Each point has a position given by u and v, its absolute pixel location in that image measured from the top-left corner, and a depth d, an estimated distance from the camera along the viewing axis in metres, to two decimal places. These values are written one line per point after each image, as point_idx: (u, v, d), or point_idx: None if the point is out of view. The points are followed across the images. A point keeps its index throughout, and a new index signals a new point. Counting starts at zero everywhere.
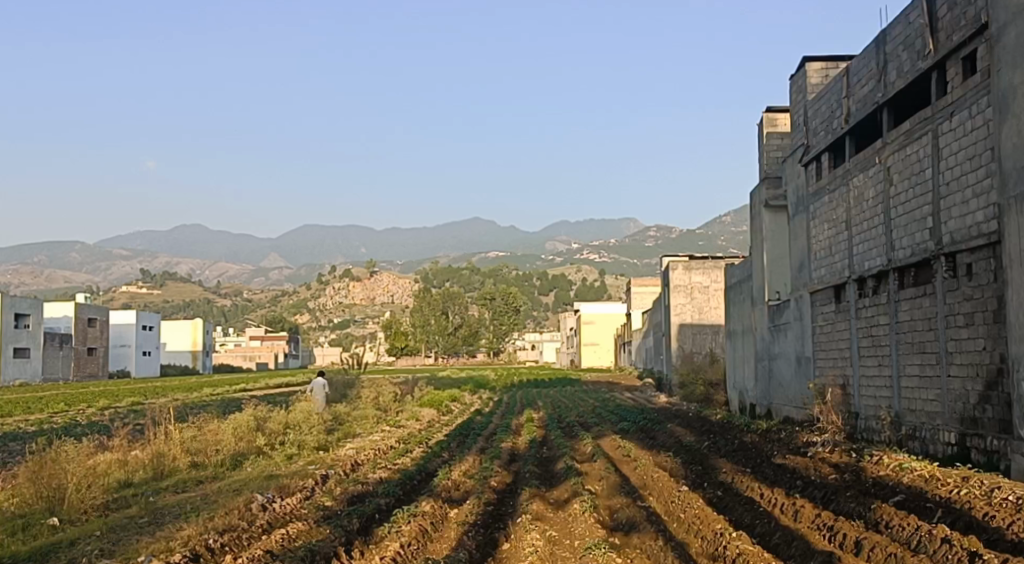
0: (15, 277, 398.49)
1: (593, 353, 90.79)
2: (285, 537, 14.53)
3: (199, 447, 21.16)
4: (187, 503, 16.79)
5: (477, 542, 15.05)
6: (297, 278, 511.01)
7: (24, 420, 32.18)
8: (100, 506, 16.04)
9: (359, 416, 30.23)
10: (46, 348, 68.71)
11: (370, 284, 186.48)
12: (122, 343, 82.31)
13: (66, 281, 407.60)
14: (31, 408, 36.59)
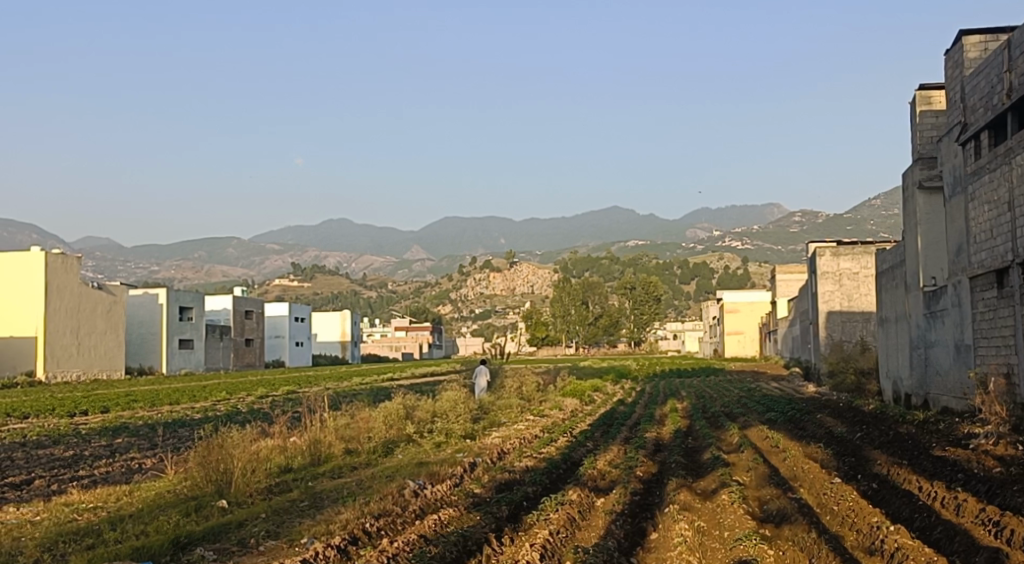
0: (175, 273, 418.62)
1: (737, 342, 89.29)
2: (438, 523, 14.92)
3: (352, 435, 21.97)
4: (344, 488, 17.43)
5: (625, 531, 15.08)
6: (438, 269, 520.78)
7: (190, 408, 33.90)
8: (263, 489, 16.84)
9: (503, 405, 30.71)
10: (207, 339, 72.19)
11: (509, 275, 187.94)
12: (277, 334, 85.65)
13: (221, 275, 426.57)
14: (195, 397, 38.50)
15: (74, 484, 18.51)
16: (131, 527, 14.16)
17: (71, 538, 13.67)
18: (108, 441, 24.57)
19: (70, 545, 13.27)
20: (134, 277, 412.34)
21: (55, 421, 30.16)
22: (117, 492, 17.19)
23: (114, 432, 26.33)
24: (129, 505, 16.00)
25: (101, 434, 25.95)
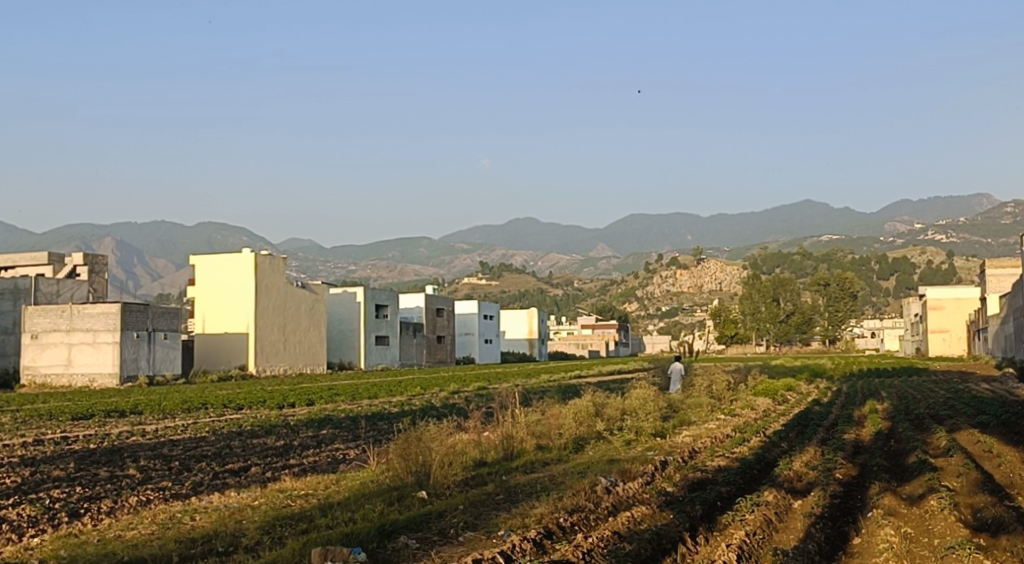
0: (370, 273, 435.03)
1: (942, 341, 84.69)
2: (631, 520, 14.90)
3: (543, 430, 22.26)
4: (538, 482, 17.65)
5: (826, 535, 14.56)
6: (623, 267, 519.37)
7: (387, 402, 35.20)
8: (460, 481, 17.33)
9: (693, 403, 30.32)
10: (402, 336, 74.72)
11: (697, 272, 184.93)
12: (467, 331, 87.64)
13: (413, 273, 440.92)
14: (392, 391, 39.91)
15: (287, 472, 19.60)
16: (340, 514, 14.87)
17: (287, 522, 14.50)
18: (315, 432, 25.86)
19: (286, 529, 14.08)
20: (332, 276, 432.52)
21: (266, 412, 31.97)
22: (325, 480, 18.09)
23: (320, 423, 27.69)
24: (336, 493, 16.80)
25: (309, 425, 27.32)
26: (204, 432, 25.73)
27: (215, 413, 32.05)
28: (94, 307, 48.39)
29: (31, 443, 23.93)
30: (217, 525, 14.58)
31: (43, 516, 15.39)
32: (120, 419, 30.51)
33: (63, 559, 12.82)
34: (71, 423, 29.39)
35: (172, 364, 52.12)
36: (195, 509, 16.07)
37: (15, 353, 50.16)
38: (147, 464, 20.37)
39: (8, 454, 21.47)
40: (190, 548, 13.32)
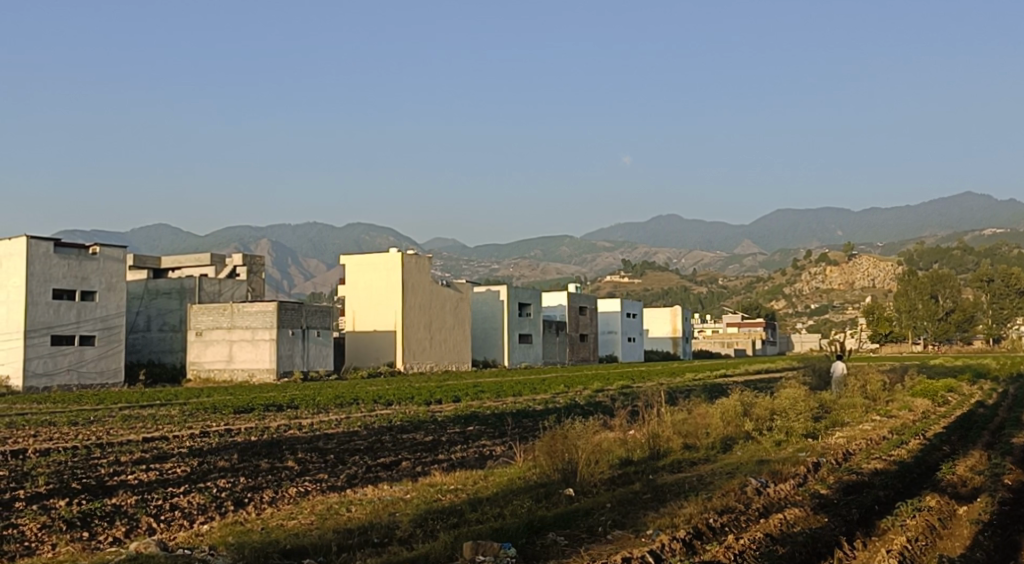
0: (512, 272, 438.36)
1: None
2: (783, 522, 14.49)
3: (689, 430, 21.90)
4: (685, 482, 17.38)
5: (995, 544, 13.82)
6: (769, 264, 507.60)
7: (532, 399, 35.37)
8: (606, 479, 17.26)
9: (845, 404, 29.29)
10: (545, 334, 75.06)
11: (848, 268, 177.87)
12: (610, 330, 87.34)
13: (555, 271, 442.83)
14: (536, 389, 40.05)
15: (437, 467, 19.96)
16: (488, 509, 15.02)
17: (438, 516, 14.73)
18: (461, 428, 26.20)
19: (437, 523, 14.31)
20: (475, 275, 439.27)
21: (414, 408, 32.67)
22: (474, 476, 18.32)
23: (466, 419, 28.05)
24: (485, 489, 17.00)
25: (456, 421, 27.74)
26: (356, 426, 26.46)
27: (366, 408, 32.91)
28: (252, 305, 50.44)
29: (197, 435, 25.12)
30: (372, 517, 14.95)
31: (211, 504, 16.14)
32: (277, 413, 31.75)
33: (231, 545, 13.41)
34: (233, 416, 30.75)
35: (325, 360, 53.85)
36: (351, 500, 16.51)
37: (181, 350, 52.65)
38: (304, 456, 21.08)
39: (178, 445, 22.62)
40: (349, 538, 13.70)
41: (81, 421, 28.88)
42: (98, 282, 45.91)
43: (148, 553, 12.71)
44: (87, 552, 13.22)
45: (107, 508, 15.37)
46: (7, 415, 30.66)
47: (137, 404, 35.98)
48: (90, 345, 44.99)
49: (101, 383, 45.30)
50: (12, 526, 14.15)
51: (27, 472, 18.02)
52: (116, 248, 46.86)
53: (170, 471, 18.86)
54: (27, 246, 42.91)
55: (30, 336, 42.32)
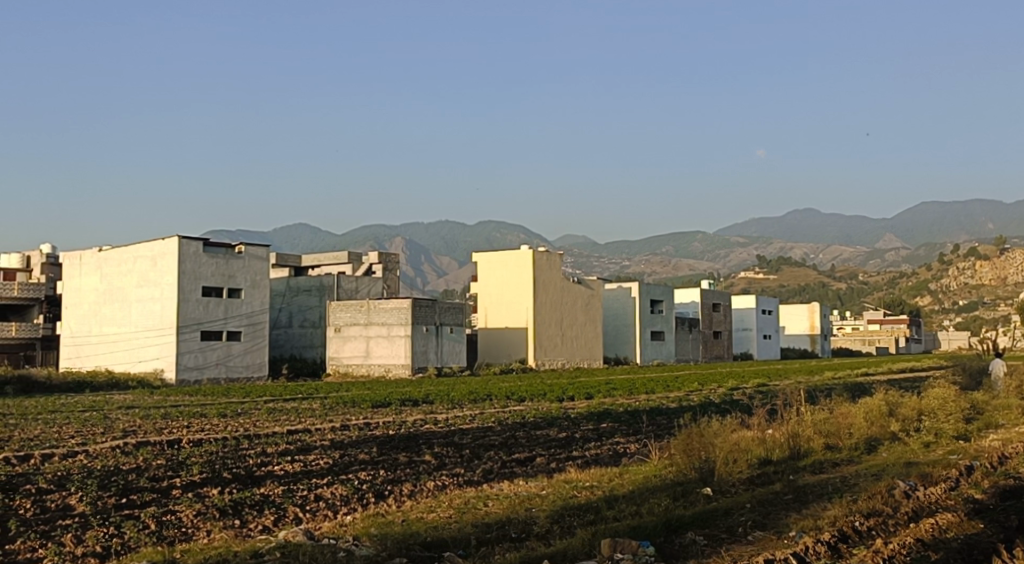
0: (643, 268, 434.49)
1: None
2: (935, 527, 13.88)
3: (831, 430, 21.24)
4: (828, 483, 16.86)
5: None
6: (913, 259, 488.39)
7: (665, 397, 34.93)
8: (745, 479, 16.88)
9: (999, 406, 27.84)
10: (678, 331, 74.20)
11: (1000, 262, 168.07)
12: (745, 327, 85.66)
13: (687, 267, 437.26)
14: (669, 387, 39.54)
15: (571, 463, 19.95)
16: (626, 506, 14.93)
17: (575, 512, 14.75)
18: (595, 426, 26.11)
19: (574, 519, 14.29)
20: (605, 272, 438.17)
21: (547, 405, 32.83)
22: (610, 473, 18.23)
23: (600, 416, 27.98)
24: (621, 486, 16.90)
25: (589, 418, 27.69)
26: (490, 422, 26.68)
27: (500, 404, 33.24)
28: (388, 302, 51.44)
29: (338, 428, 25.81)
30: (509, 512, 15.05)
31: (353, 495, 16.54)
32: (413, 408, 32.36)
33: (374, 536, 13.70)
34: (372, 410, 31.49)
35: (458, 356, 54.59)
36: (488, 495, 16.65)
37: (321, 345, 54.20)
38: (441, 450, 21.40)
39: (321, 437, 23.31)
40: (488, 532, 13.83)
41: (229, 414, 30.07)
42: (244, 280, 47.68)
43: (296, 541, 13.12)
44: (239, 538, 13.74)
45: (256, 497, 15.94)
46: (162, 406, 32.26)
47: (279, 397, 37.22)
48: (237, 341, 46.77)
49: (247, 376, 47.00)
50: (170, 513, 14.81)
51: (181, 461, 18.86)
52: (260, 247, 48.59)
53: (314, 462, 19.44)
54: (179, 245, 44.86)
55: (181, 332, 44.37)
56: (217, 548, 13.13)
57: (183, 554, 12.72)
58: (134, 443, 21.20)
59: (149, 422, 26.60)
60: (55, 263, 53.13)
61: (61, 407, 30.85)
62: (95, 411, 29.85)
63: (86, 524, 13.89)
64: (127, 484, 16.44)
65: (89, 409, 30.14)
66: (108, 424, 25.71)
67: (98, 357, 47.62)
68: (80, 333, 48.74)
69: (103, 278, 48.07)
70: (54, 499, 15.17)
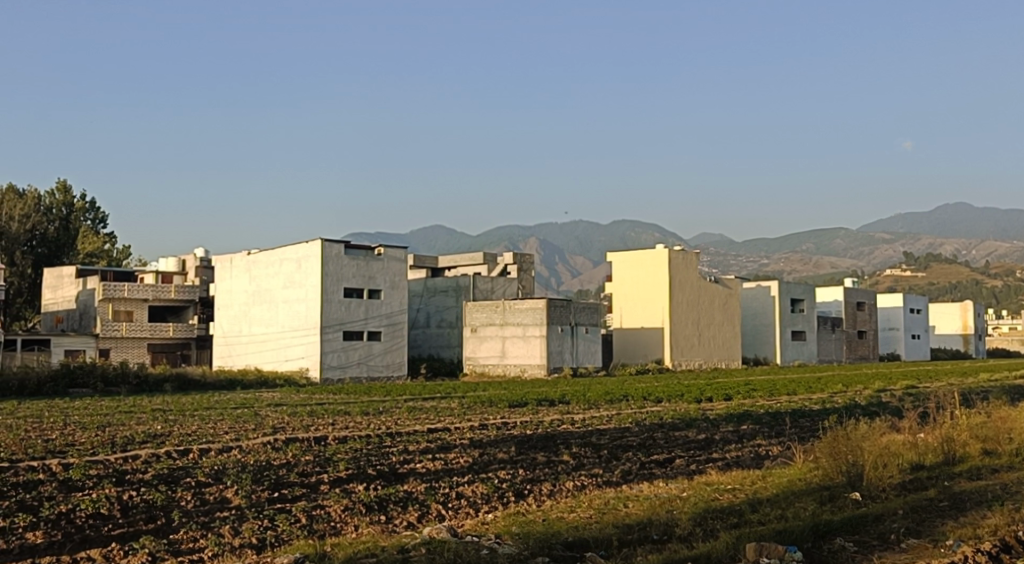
0: (781, 266, 424.63)
1: None
2: None
3: (990, 435, 20.18)
4: (988, 491, 16.06)
5: None
6: None
7: (808, 399, 33.94)
8: (897, 484, 16.22)
9: None
10: (819, 331, 72.17)
11: None
12: (892, 327, 82.67)
13: (829, 264, 424.73)
14: (812, 388, 38.42)
15: (712, 465, 19.66)
16: (771, 510, 14.60)
17: (718, 515, 14.49)
18: (735, 427, 25.61)
19: (717, 522, 14.05)
20: (742, 270, 430.18)
21: (686, 405, 32.49)
22: (752, 476, 17.87)
23: (740, 418, 27.51)
24: (765, 490, 16.53)
25: (728, 419, 27.24)
26: (627, 423, 26.61)
27: (637, 405, 32.99)
28: (523, 303, 51.69)
29: (476, 427, 26.10)
30: (651, 514, 14.90)
31: (493, 494, 16.71)
32: (549, 408, 32.48)
33: (517, 535, 13.81)
34: (509, 410, 31.77)
35: (593, 357, 54.52)
36: (628, 497, 16.54)
37: (458, 345, 55.03)
38: (579, 451, 21.41)
39: (461, 436, 23.64)
40: (628, 533, 13.74)
41: (371, 412, 30.83)
42: (384, 281, 48.76)
43: (440, 538, 13.33)
44: (385, 534, 14.07)
45: (400, 494, 16.28)
46: (307, 404, 33.36)
47: (419, 396, 37.99)
48: (377, 340, 47.96)
49: (387, 375, 48.09)
50: (319, 507, 15.29)
51: (328, 457, 19.45)
52: (398, 249, 49.61)
53: (454, 460, 19.72)
54: (322, 248, 46.24)
55: (325, 332, 45.76)
56: (365, 542, 13.46)
57: (333, 548, 13.08)
58: (283, 439, 21.98)
59: (297, 419, 27.60)
60: (208, 265, 55.65)
61: (216, 403, 32.38)
62: (247, 407, 31.14)
63: (242, 516, 14.46)
64: (278, 479, 17.05)
65: (242, 406, 31.46)
66: (258, 421, 26.78)
67: (248, 357, 49.56)
68: (231, 333, 50.87)
69: (252, 279, 49.99)
70: (213, 492, 15.86)
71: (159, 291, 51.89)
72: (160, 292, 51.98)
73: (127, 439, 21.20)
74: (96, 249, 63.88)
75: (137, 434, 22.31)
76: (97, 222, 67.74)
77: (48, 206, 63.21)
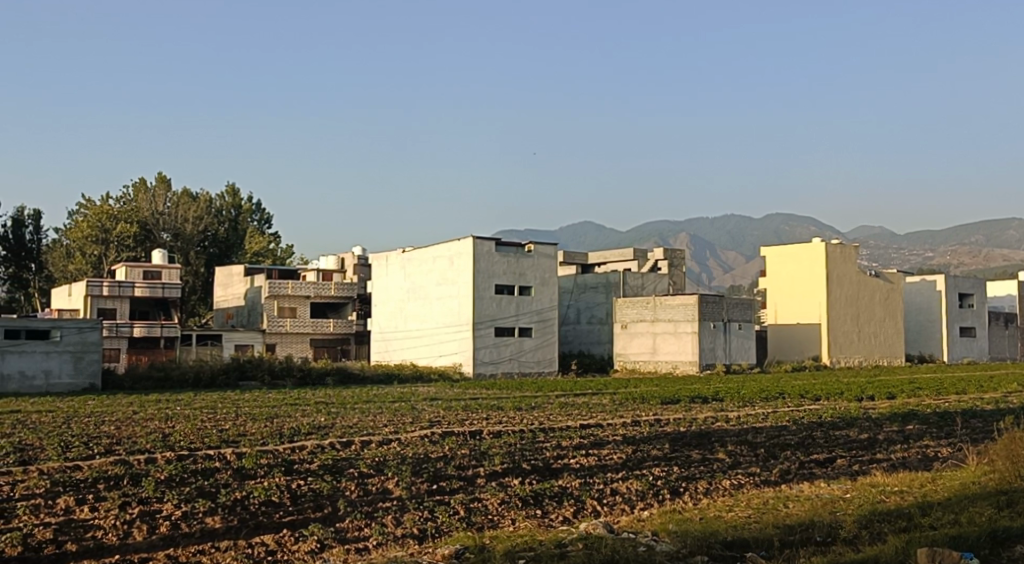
0: (947, 260, 405.21)
1: None
2: None
3: None
4: None
5: None
6: None
7: (980, 399, 32.21)
8: None
9: None
10: (991, 327, 68.58)
11: None
12: None
13: (1000, 257, 402.50)
14: (982, 387, 36.46)
15: (876, 466, 18.93)
16: (942, 515, 13.96)
17: (884, 518, 13.97)
18: (901, 427, 24.63)
19: (884, 525, 13.55)
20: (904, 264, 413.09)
21: (846, 404, 31.48)
22: (920, 478, 17.15)
23: (905, 417, 26.42)
24: (935, 492, 15.82)
25: (893, 419, 26.21)
26: (785, 421, 26.02)
27: (793, 403, 32.14)
28: (674, 299, 51.03)
29: (629, 423, 26.00)
30: (813, 515, 14.49)
31: (648, 491, 16.59)
32: (702, 405, 32.03)
33: (674, 533, 13.64)
34: (661, 407, 31.52)
35: (747, 353, 53.49)
36: (789, 496, 16.14)
37: (608, 341, 54.85)
38: (735, 449, 20.99)
39: (614, 432, 23.53)
40: (790, 534, 13.41)
41: (524, 407, 31.18)
42: (534, 277, 49.08)
43: (597, 534, 13.34)
44: (542, 528, 14.18)
45: (555, 489, 16.36)
46: (462, 399, 33.90)
47: (571, 392, 38.05)
48: (528, 337, 48.37)
49: (539, 371, 48.46)
50: (477, 500, 15.55)
51: (484, 451, 19.72)
52: (548, 245, 49.84)
53: (608, 457, 19.67)
54: (473, 246, 46.91)
55: (477, 328, 46.48)
56: (523, 536, 13.60)
57: (491, 540, 13.26)
58: (440, 433, 22.46)
59: (452, 413, 28.15)
60: (366, 263, 57.42)
61: (375, 397, 33.35)
62: (405, 402, 31.95)
63: (404, 507, 14.85)
64: (437, 471, 17.43)
65: (399, 400, 32.31)
66: (415, 414, 27.45)
67: (404, 352, 50.78)
68: (387, 329, 52.24)
69: (407, 277, 51.20)
70: (375, 482, 16.36)
71: (320, 288, 53.89)
72: (321, 289, 53.97)
73: (295, 430, 22.10)
74: (261, 248, 66.79)
75: (302, 426, 23.22)
76: (263, 222, 70.79)
77: (218, 208, 67.15)
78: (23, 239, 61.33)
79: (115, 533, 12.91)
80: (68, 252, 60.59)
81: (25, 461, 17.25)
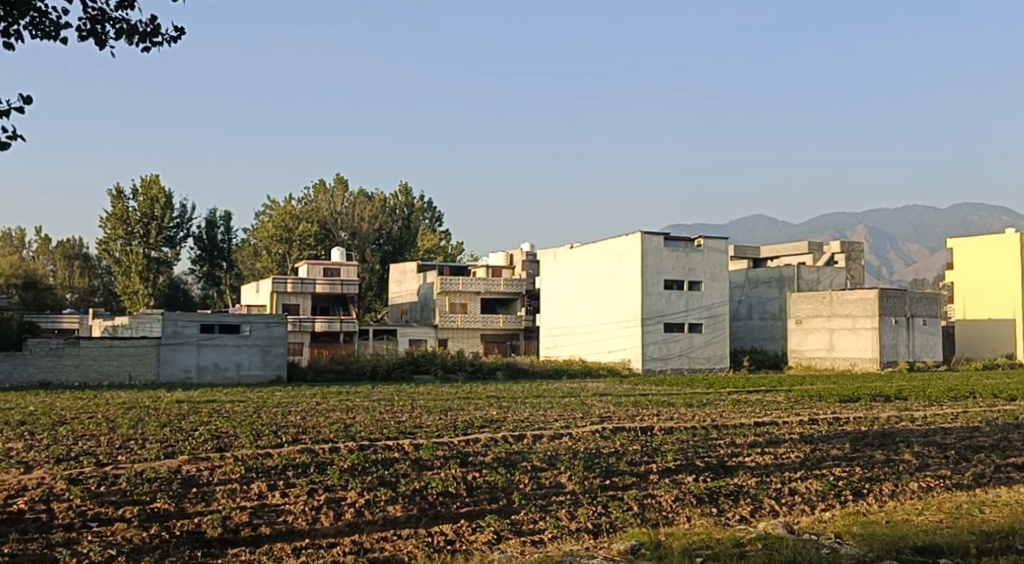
0: None
1: None
2: None
3: None
4: None
5: None
6: None
7: None
8: None
9: None
10: None
11: None
12: None
13: None
14: None
15: None
16: None
17: None
18: None
19: None
20: None
21: None
22: None
23: None
24: None
25: None
26: (977, 421, 24.58)
27: (986, 403, 30.31)
28: (853, 294, 49.43)
29: (806, 422, 25.15)
30: (1013, 522, 13.61)
31: (830, 492, 15.99)
32: (885, 404, 30.65)
33: (858, 535, 13.13)
34: (841, 405, 30.37)
35: (932, 350, 50.93)
36: (984, 501, 15.24)
37: (782, 337, 53.31)
38: (922, 450, 20.00)
39: (791, 431, 22.84)
40: (987, 541, 12.65)
41: (696, 403, 30.70)
42: (704, 273, 48.16)
43: (776, 534, 12.98)
44: (719, 527, 13.88)
45: (730, 487, 16.00)
46: (632, 395, 33.65)
47: (741, 390, 36.70)
48: (699, 332, 47.53)
49: (709, 367, 47.47)
50: (650, 496, 15.38)
51: (656, 448, 19.49)
52: (719, 239, 48.77)
53: (785, 456, 19.06)
54: (641, 241, 46.56)
55: (646, 324, 46.15)
56: (700, 534, 13.38)
57: (668, 537, 13.11)
58: (611, 428, 22.34)
59: (622, 409, 27.98)
60: (535, 260, 57.89)
61: (546, 392, 33.51)
62: (574, 397, 31.99)
63: (577, 501, 14.85)
64: (609, 467, 17.35)
65: (569, 395, 32.40)
66: (585, 410, 27.42)
67: (573, 347, 50.94)
68: (556, 324, 52.45)
69: (575, 272, 51.32)
70: (548, 476, 16.44)
71: (490, 285, 54.58)
72: (491, 285, 54.64)
73: (468, 423, 22.48)
74: (434, 245, 68.20)
75: (475, 419, 23.61)
76: (435, 220, 72.40)
77: (392, 207, 68.42)
78: (215, 239, 65.05)
79: (304, 518, 13.48)
80: (255, 251, 63.82)
81: (221, 447, 18.28)
